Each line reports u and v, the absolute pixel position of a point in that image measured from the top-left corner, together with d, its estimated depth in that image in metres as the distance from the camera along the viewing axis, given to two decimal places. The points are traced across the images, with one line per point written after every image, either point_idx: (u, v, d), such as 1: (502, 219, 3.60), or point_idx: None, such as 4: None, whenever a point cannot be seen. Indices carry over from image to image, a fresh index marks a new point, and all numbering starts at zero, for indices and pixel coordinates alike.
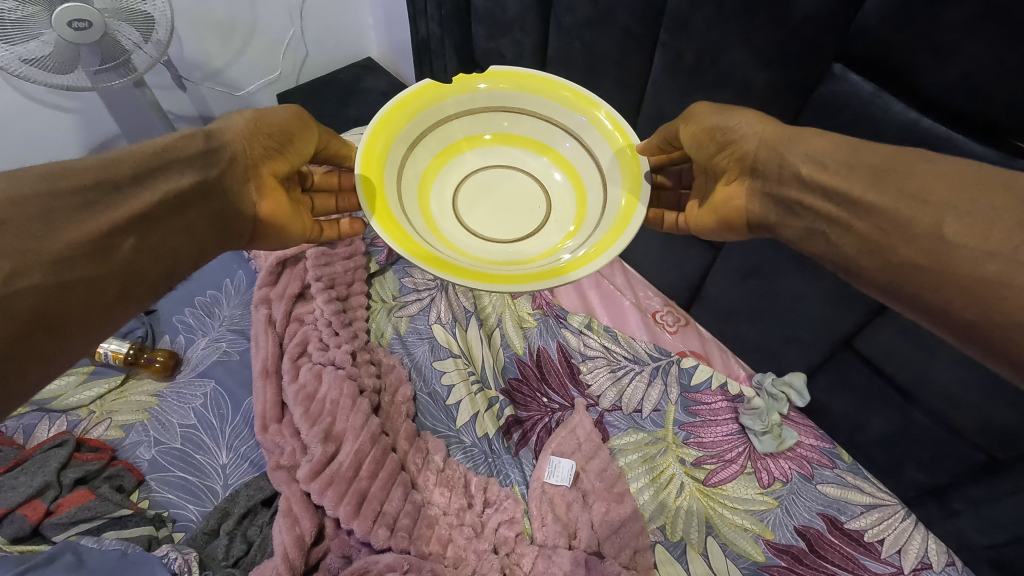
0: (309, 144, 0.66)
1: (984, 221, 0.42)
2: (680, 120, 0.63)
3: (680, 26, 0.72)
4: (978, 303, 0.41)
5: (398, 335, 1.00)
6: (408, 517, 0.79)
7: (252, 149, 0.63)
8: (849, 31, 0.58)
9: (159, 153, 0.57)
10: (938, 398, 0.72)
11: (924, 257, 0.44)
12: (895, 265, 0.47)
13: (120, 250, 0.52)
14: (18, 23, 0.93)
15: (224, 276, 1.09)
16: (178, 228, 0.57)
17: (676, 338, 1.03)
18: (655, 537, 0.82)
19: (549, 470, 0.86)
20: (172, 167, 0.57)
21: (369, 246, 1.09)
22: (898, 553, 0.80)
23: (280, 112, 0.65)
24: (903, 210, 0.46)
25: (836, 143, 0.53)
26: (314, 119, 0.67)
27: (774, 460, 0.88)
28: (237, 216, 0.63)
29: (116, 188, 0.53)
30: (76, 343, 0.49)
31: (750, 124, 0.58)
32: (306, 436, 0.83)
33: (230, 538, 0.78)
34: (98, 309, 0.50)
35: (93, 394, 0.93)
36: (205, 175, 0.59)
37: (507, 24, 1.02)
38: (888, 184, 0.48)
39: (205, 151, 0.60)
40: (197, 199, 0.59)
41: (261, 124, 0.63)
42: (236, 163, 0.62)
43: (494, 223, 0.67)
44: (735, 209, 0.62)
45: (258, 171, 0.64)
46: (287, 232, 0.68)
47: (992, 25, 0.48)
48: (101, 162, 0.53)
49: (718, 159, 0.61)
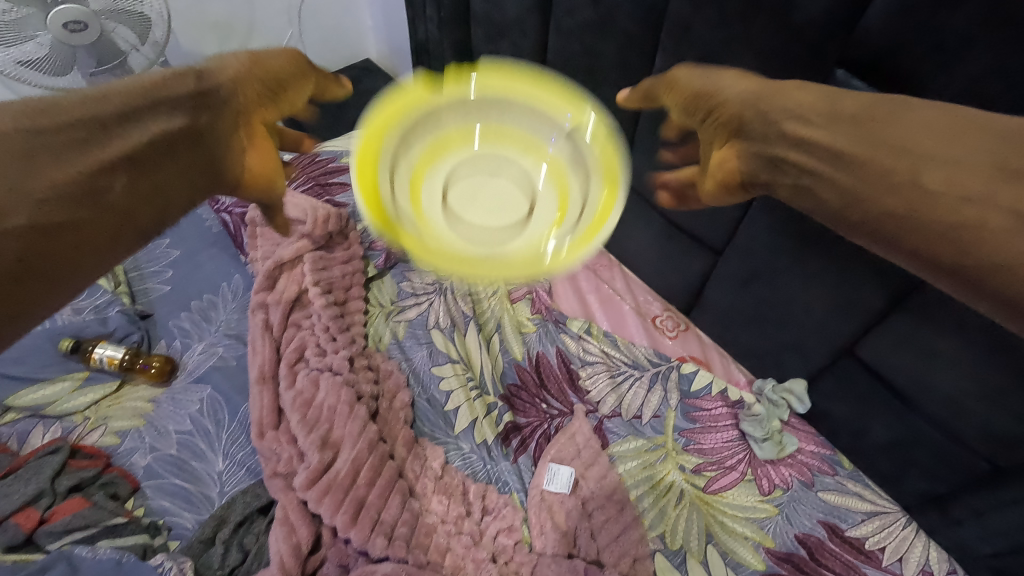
0: (305, 87, 0.60)
1: (963, 168, 0.40)
2: (661, 86, 0.60)
3: (681, 29, 0.72)
4: (958, 248, 0.39)
5: (396, 340, 0.99)
6: (405, 526, 0.78)
7: (252, 91, 0.55)
8: (852, 36, 0.57)
9: (149, 90, 0.49)
10: (940, 406, 0.71)
11: (902, 206, 0.42)
12: (874, 216, 0.44)
13: (112, 193, 0.45)
14: (14, 25, 0.93)
15: (221, 280, 1.08)
16: (177, 175, 0.50)
17: (675, 343, 1.02)
18: (654, 545, 0.82)
19: (548, 477, 0.86)
20: (165, 106, 0.49)
21: (368, 249, 1.08)
22: (899, 561, 0.80)
23: (281, 55, 0.58)
24: (881, 160, 0.44)
25: (817, 94, 0.50)
26: (310, 59, 0.61)
27: (775, 467, 0.87)
28: (237, 168, 0.55)
29: (101, 127, 0.46)
30: (62, 295, 0.43)
31: (733, 83, 0.54)
32: (303, 443, 0.82)
33: (226, 547, 0.78)
34: (86, 259, 0.44)
35: (88, 399, 0.92)
36: (202, 118, 0.51)
37: (506, 26, 1.01)
38: (868, 134, 0.45)
39: (201, 90, 0.52)
40: (195, 145, 0.51)
41: (262, 66, 0.56)
42: (235, 107, 0.54)
43: (480, 229, 0.60)
44: (730, 172, 0.56)
45: (257, 116, 0.56)
46: (283, 184, 0.60)
47: (997, 31, 0.48)
48: (81, 98, 0.46)
49: (707, 121, 0.57)
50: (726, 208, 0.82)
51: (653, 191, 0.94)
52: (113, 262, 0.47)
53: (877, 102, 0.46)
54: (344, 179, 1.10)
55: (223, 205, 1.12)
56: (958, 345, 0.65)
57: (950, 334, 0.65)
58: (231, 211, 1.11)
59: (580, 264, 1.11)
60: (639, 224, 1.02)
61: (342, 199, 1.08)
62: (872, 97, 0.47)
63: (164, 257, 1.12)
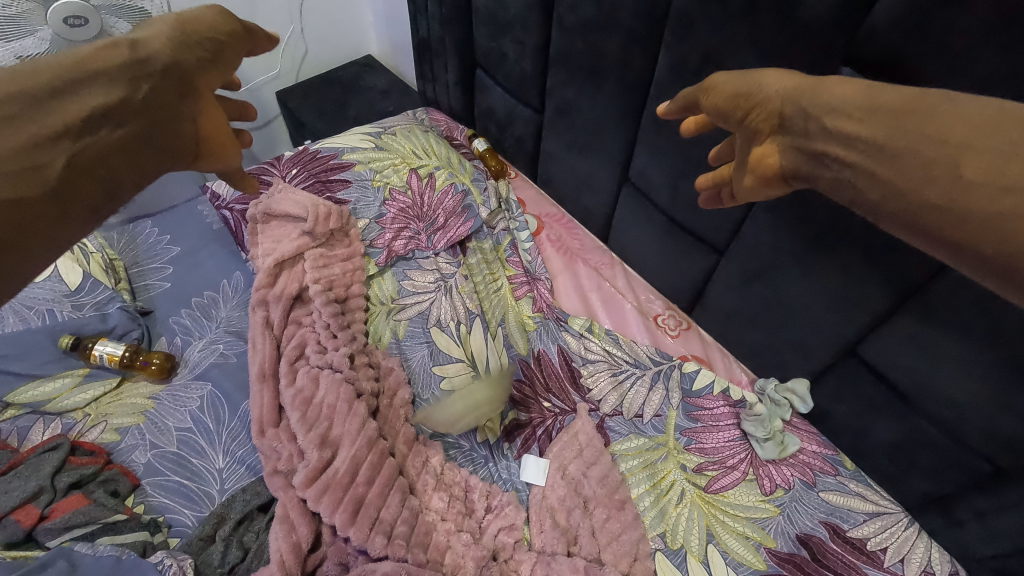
0: (234, 50, 0.64)
1: (1002, 155, 0.37)
2: (699, 91, 0.58)
3: (685, 26, 0.71)
4: (997, 238, 0.37)
5: (397, 339, 0.99)
6: (405, 524, 0.77)
7: (186, 60, 0.61)
8: (857, 35, 0.56)
9: (80, 63, 0.55)
10: (943, 407, 0.71)
11: (941, 197, 0.39)
12: (912, 208, 0.41)
13: (53, 167, 0.52)
14: (15, 19, 0.90)
15: (222, 277, 1.10)
16: (117, 144, 0.57)
17: (677, 342, 1.02)
18: (655, 545, 0.81)
19: (521, 466, 0.88)
20: (99, 78, 0.55)
21: (369, 246, 1.06)
22: (901, 562, 0.79)
23: (206, 17, 0.62)
24: (920, 150, 0.41)
25: (859, 88, 0.46)
26: (235, 17, 0.64)
27: (776, 466, 0.87)
28: (175, 133, 0.61)
29: (33, 103, 0.52)
30: (26, 260, 0.52)
31: (773, 81, 0.52)
32: (303, 441, 0.81)
33: (225, 544, 0.77)
34: (39, 228, 0.52)
35: (88, 396, 0.91)
36: (135, 87, 0.57)
37: (508, 23, 1.01)
38: (905, 127, 0.42)
39: (133, 61, 0.57)
40: (129, 114, 0.57)
41: (187, 31, 0.61)
42: (170, 74, 0.59)
43: None
44: (770, 168, 0.53)
45: (197, 84, 0.62)
46: (228, 150, 0.67)
47: (1005, 30, 0.47)
48: (14, 74, 0.51)
49: (745, 119, 0.54)
50: (729, 208, 0.82)
51: (655, 189, 0.93)
52: (70, 230, 0.55)
53: (900, 94, 0.44)
54: (345, 175, 1.09)
55: (224, 201, 1.11)
56: (962, 345, 0.64)
57: (954, 335, 0.65)
58: (232, 206, 1.10)
59: (581, 263, 1.12)
60: (641, 223, 1.01)
61: (344, 196, 1.08)
62: (916, 89, 0.43)
63: (164, 253, 1.14)
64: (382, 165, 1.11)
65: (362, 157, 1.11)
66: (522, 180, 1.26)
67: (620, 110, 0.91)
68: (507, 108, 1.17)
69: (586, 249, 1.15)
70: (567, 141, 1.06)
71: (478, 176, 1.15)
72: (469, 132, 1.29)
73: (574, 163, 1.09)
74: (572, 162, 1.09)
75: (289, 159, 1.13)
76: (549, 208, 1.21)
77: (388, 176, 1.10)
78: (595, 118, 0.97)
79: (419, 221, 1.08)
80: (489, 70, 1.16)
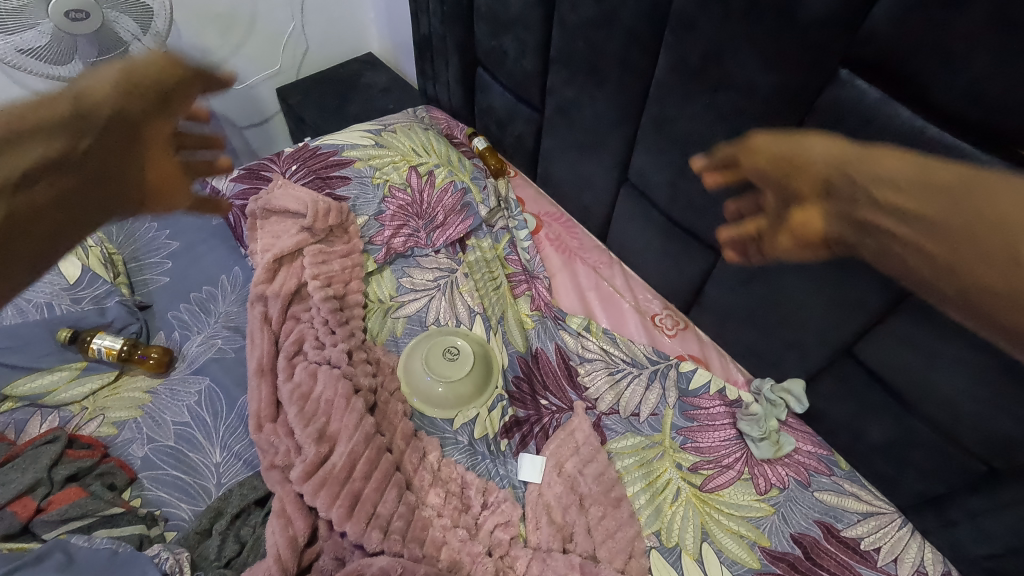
0: (184, 95, 0.67)
1: None
2: (740, 152, 0.60)
3: (685, 27, 0.72)
4: None
5: (394, 336, 1.01)
6: (401, 520, 0.78)
7: (126, 109, 0.63)
8: (857, 35, 0.57)
9: (21, 119, 0.58)
10: (937, 408, 0.71)
11: (999, 283, 0.40)
12: (969, 289, 0.42)
13: None
14: (17, 12, 0.90)
15: (221, 272, 1.10)
16: (52, 197, 0.60)
17: (674, 341, 1.03)
18: (650, 542, 0.81)
19: (520, 465, 0.88)
20: (36, 134, 0.58)
21: (367, 243, 1.07)
22: (893, 561, 0.79)
23: (151, 64, 0.65)
24: (972, 228, 0.41)
25: (910, 162, 0.46)
26: (186, 60, 0.67)
27: (771, 466, 0.87)
28: (116, 181, 0.64)
29: None
30: None
31: (818, 147, 0.52)
32: (300, 436, 0.81)
33: (223, 538, 0.77)
34: None
35: (85, 390, 0.91)
36: (78, 139, 0.61)
37: (510, 22, 1.01)
38: (956, 202, 0.42)
39: (71, 116, 0.60)
40: (66, 167, 0.60)
41: (132, 80, 0.63)
42: (110, 124, 0.62)
43: None
44: (814, 232, 0.52)
45: (138, 132, 0.65)
46: (178, 191, 0.70)
47: (1002, 32, 0.48)
48: None
49: (787, 181, 0.54)
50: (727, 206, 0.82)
51: (655, 189, 0.94)
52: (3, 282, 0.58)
53: (950, 171, 0.44)
54: (345, 172, 1.09)
55: (223, 196, 1.10)
56: (958, 347, 0.65)
57: (950, 336, 0.65)
58: (231, 202, 1.09)
59: (580, 262, 1.12)
60: (640, 221, 1.02)
61: (344, 193, 1.08)
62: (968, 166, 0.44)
63: (163, 248, 1.14)
64: (382, 162, 1.10)
65: (363, 153, 1.11)
66: (521, 179, 1.27)
67: (620, 110, 0.91)
68: (508, 106, 1.17)
69: (584, 248, 1.15)
70: (567, 140, 1.07)
71: (477, 174, 1.14)
72: (469, 131, 1.29)
73: (574, 162, 1.09)
74: (572, 161, 1.09)
75: (289, 155, 1.12)
76: (548, 207, 1.21)
77: (388, 174, 1.09)
78: (595, 118, 0.97)
79: (418, 219, 1.08)
80: (489, 69, 1.16)
